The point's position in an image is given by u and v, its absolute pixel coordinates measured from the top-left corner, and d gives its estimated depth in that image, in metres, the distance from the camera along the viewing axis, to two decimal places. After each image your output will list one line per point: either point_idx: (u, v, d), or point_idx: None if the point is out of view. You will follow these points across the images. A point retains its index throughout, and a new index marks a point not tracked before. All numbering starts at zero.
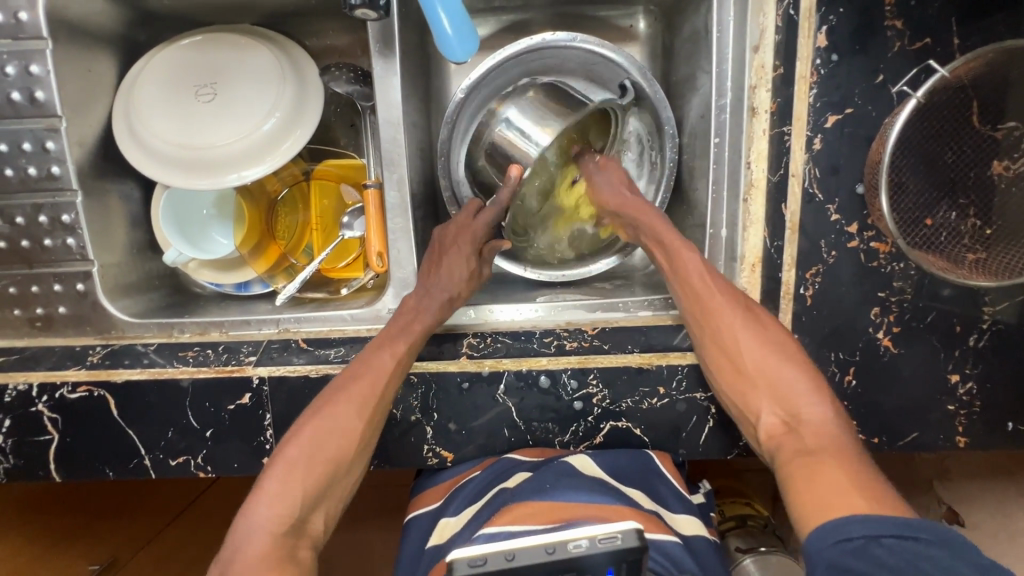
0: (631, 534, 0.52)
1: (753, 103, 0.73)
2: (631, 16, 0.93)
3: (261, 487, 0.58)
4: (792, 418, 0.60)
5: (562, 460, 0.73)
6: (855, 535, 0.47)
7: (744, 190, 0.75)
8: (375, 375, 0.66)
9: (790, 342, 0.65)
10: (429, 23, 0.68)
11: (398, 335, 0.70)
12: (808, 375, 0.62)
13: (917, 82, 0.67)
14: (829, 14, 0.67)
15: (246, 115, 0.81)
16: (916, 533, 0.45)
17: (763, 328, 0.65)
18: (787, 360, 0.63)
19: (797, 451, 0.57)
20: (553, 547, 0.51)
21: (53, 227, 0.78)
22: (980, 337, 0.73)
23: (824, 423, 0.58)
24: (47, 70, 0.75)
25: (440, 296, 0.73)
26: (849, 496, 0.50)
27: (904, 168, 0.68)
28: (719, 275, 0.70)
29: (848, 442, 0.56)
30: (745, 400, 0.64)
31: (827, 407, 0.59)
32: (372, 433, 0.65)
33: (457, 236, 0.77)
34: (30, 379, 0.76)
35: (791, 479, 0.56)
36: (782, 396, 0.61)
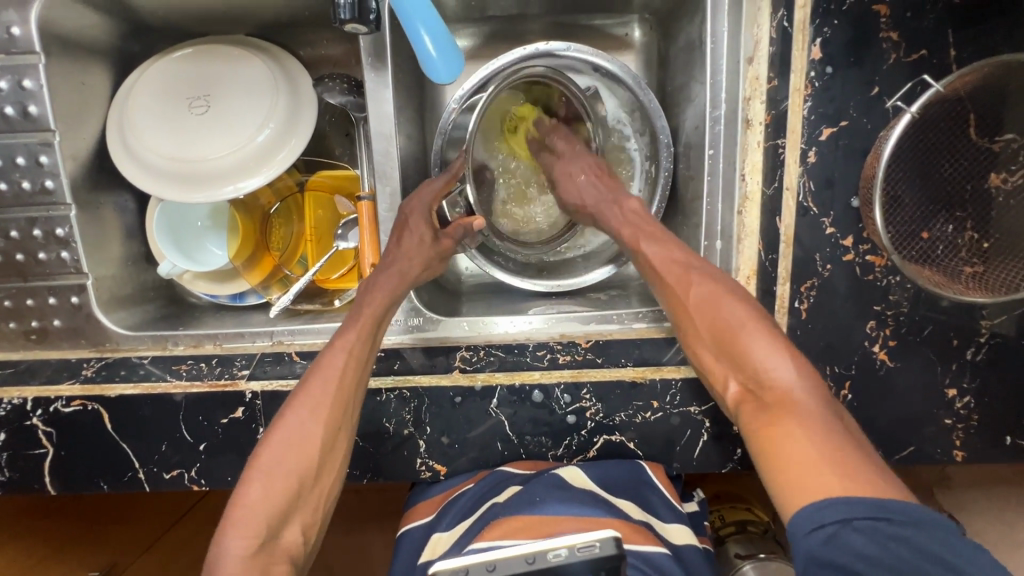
0: (609, 542, 0.52)
1: (747, 115, 0.73)
2: (626, 25, 0.92)
3: (230, 511, 0.57)
4: (755, 381, 0.57)
5: (553, 472, 0.73)
6: (829, 522, 0.46)
7: (738, 202, 0.75)
8: (329, 372, 0.65)
9: (750, 303, 0.61)
10: (412, 47, 0.67)
11: (345, 330, 0.69)
12: (772, 334, 0.58)
13: (913, 95, 0.67)
14: (823, 26, 0.67)
15: (241, 127, 0.81)
16: (889, 514, 0.44)
17: (722, 294, 0.62)
18: (741, 325, 0.59)
19: (762, 417, 0.55)
20: (534, 556, 0.51)
21: (47, 240, 0.78)
22: (977, 351, 0.73)
23: (789, 387, 0.55)
24: (40, 84, 0.75)
25: (387, 276, 0.73)
26: (822, 473, 0.48)
27: (899, 182, 0.67)
28: (674, 258, 0.67)
29: (814, 406, 0.53)
30: (711, 369, 0.62)
31: (788, 365, 0.56)
32: (339, 431, 0.65)
33: (408, 216, 0.75)
34: (24, 393, 0.76)
35: (762, 450, 0.54)
36: (742, 358, 0.58)
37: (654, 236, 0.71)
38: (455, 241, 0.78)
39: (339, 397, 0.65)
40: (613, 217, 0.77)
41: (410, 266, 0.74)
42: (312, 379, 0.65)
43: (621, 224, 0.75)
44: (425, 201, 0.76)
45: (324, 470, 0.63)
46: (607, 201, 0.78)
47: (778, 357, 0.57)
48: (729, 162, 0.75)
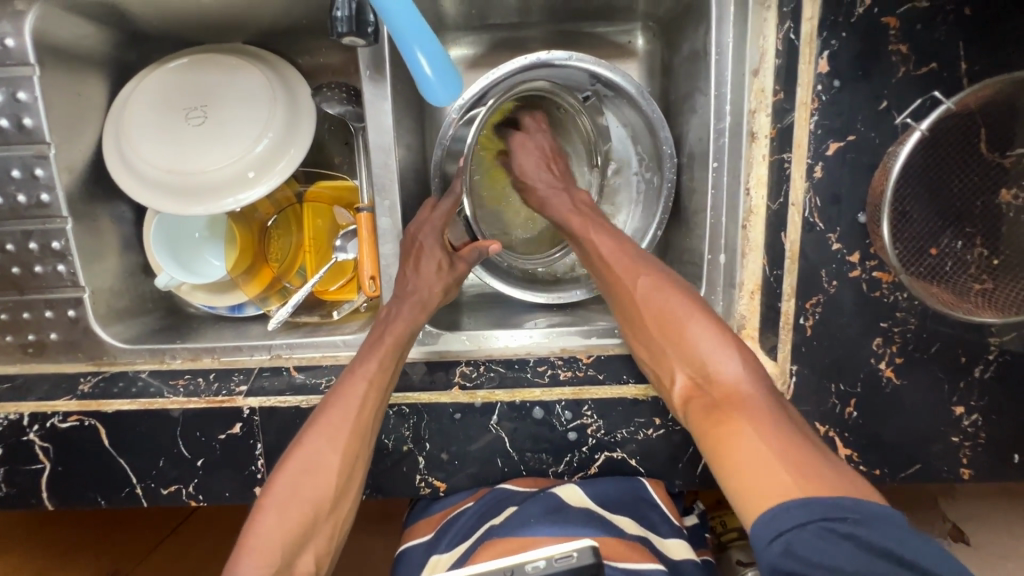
0: (585, 551, 0.54)
1: (753, 128, 0.73)
2: (629, 32, 0.91)
3: (244, 539, 0.57)
4: (704, 377, 0.60)
5: (549, 493, 0.72)
6: (786, 528, 0.46)
7: (743, 215, 0.75)
8: (350, 401, 0.65)
9: (696, 302, 0.65)
10: (407, 67, 0.66)
11: (366, 357, 0.68)
12: (717, 331, 0.62)
13: (922, 111, 0.65)
14: (831, 39, 0.65)
15: (239, 138, 0.80)
16: (844, 514, 0.45)
17: (670, 293, 0.66)
18: (690, 322, 0.63)
19: (710, 412, 0.58)
20: (512, 569, 0.53)
21: (43, 253, 0.77)
22: (985, 368, 0.71)
23: (736, 382, 0.58)
24: (34, 96, 0.74)
25: (408, 304, 0.72)
26: (775, 473, 0.50)
27: (908, 197, 0.66)
28: (629, 253, 0.71)
29: (762, 398, 0.56)
30: (662, 365, 0.65)
31: (735, 361, 0.59)
32: (356, 460, 0.64)
33: (417, 236, 0.76)
34: (21, 409, 0.76)
35: (712, 444, 0.57)
36: (690, 354, 0.62)
37: (604, 229, 0.75)
38: (468, 264, 0.78)
39: (357, 426, 0.64)
40: (556, 204, 0.80)
41: (425, 288, 0.73)
42: (331, 407, 0.65)
43: (565, 214, 0.79)
44: (436, 226, 0.77)
45: (340, 499, 0.62)
46: (556, 187, 0.82)
47: (725, 355, 0.60)
48: (733, 174, 0.74)
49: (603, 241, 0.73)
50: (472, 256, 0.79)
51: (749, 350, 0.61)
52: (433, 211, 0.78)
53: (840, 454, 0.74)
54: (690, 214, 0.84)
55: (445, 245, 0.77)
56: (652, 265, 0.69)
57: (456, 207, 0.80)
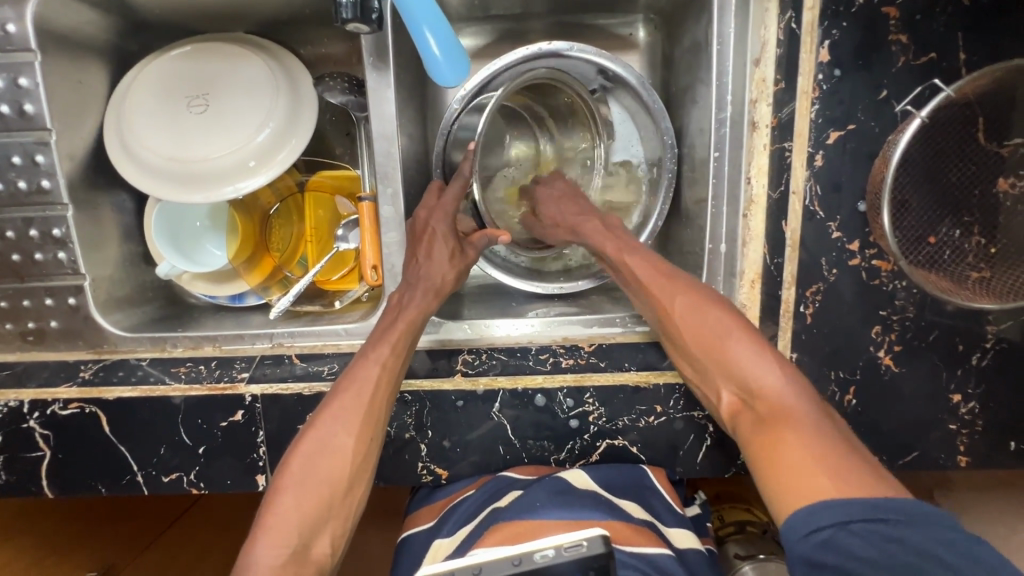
0: (596, 541, 0.53)
1: (754, 117, 0.72)
2: (630, 25, 0.92)
3: (261, 519, 0.58)
4: (745, 392, 0.60)
5: (556, 477, 0.72)
6: (825, 525, 0.46)
7: (743, 206, 0.74)
8: (363, 384, 0.65)
9: (733, 313, 0.64)
10: (417, 49, 0.67)
11: (379, 342, 0.68)
12: (756, 344, 0.60)
13: (922, 99, 0.66)
14: (832, 27, 0.66)
15: (241, 126, 0.80)
16: (883, 514, 0.45)
17: (704, 309, 0.64)
18: (733, 335, 0.62)
19: (755, 426, 0.58)
20: (520, 558, 0.52)
21: (44, 241, 0.77)
22: (982, 356, 0.72)
23: (777, 395, 0.57)
24: (36, 82, 0.73)
25: (420, 290, 0.72)
26: (814, 478, 0.49)
27: (908, 186, 0.66)
28: (662, 265, 0.70)
29: (804, 410, 0.55)
30: (703, 379, 0.65)
31: (776, 373, 0.58)
32: (370, 443, 0.64)
33: (428, 220, 0.76)
34: (21, 396, 0.75)
35: (758, 459, 0.56)
36: (731, 370, 0.61)
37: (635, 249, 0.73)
38: (478, 250, 0.78)
39: (371, 410, 0.64)
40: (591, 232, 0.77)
41: (437, 274, 0.73)
42: (345, 391, 0.65)
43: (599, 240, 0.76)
44: (447, 211, 0.77)
45: (356, 482, 0.62)
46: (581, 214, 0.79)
47: (764, 367, 0.59)
48: (735, 166, 0.74)
49: (635, 260, 0.71)
50: (480, 242, 0.78)
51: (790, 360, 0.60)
52: (439, 196, 0.78)
53: None
54: (690, 205, 0.85)
55: (452, 231, 0.76)
56: (683, 279, 0.68)
57: (459, 197, 0.78)
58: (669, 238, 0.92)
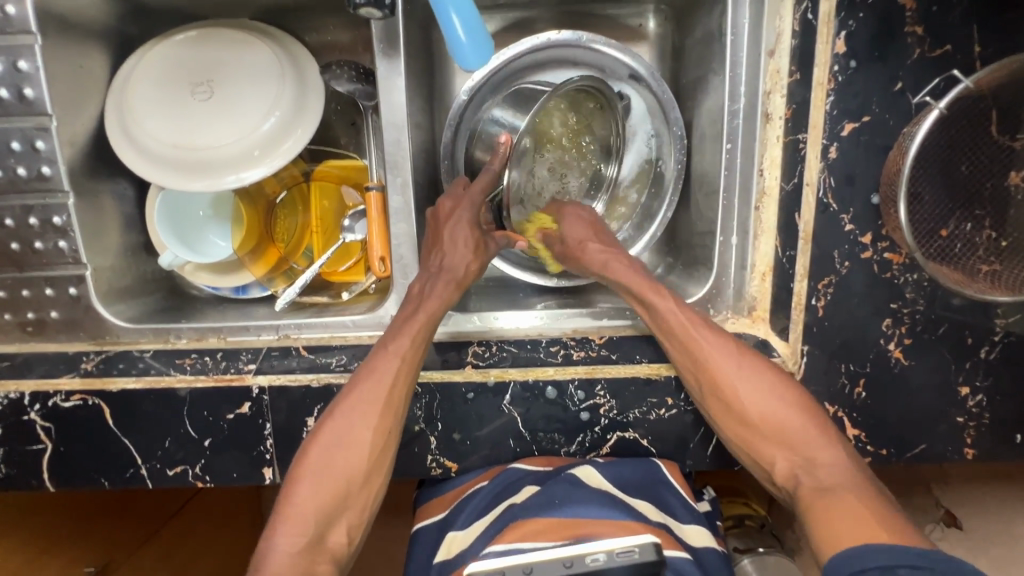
0: (647, 548, 0.52)
1: (767, 108, 0.75)
2: (640, 15, 0.91)
3: (280, 505, 0.58)
4: (805, 462, 0.61)
5: (569, 473, 0.72)
6: (871, 567, 0.48)
7: (756, 197, 0.77)
8: (381, 376, 0.64)
9: (791, 386, 0.66)
10: (441, 30, 0.66)
11: (400, 333, 0.67)
12: (816, 420, 0.63)
13: (938, 92, 0.66)
14: (849, 19, 0.65)
15: (245, 115, 0.78)
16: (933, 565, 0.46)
17: (765, 379, 0.66)
18: (791, 408, 0.64)
19: (813, 492, 0.58)
20: (571, 561, 0.52)
21: (44, 229, 0.75)
22: (990, 350, 0.72)
23: (841, 468, 0.59)
24: (36, 66, 0.72)
25: (442, 281, 0.71)
26: (874, 532, 0.51)
27: (921, 179, 0.66)
28: (708, 322, 0.70)
29: (867, 484, 0.57)
30: (756, 450, 0.64)
31: (839, 453, 0.61)
32: (389, 436, 0.63)
33: (453, 209, 0.74)
34: (22, 388, 0.74)
35: (812, 522, 0.56)
36: (790, 444, 0.62)
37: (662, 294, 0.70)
38: (496, 247, 0.78)
39: (390, 401, 0.64)
40: (620, 272, 0.73)
41: (461, 266, 0.72)
42: (363, 382, 0.64)
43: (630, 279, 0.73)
44: (474, 202, 0.76)
45: (373, 474, 0.62)
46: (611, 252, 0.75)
47: (823, 442, 0.62)
48: (747, 157, 0.77)
49: (670, 308, 0.69)
50: (500, 241, 0.79)
51: (845, 439, 0.63)
52: (466, 187, 0.77)
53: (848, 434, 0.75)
54: (700, 197, 0.85)
55: (476, 224, 0.75)
56: (738, 345, 0.68)
57: (489, 188, 0.78)
58: (678, 231, 0.92)
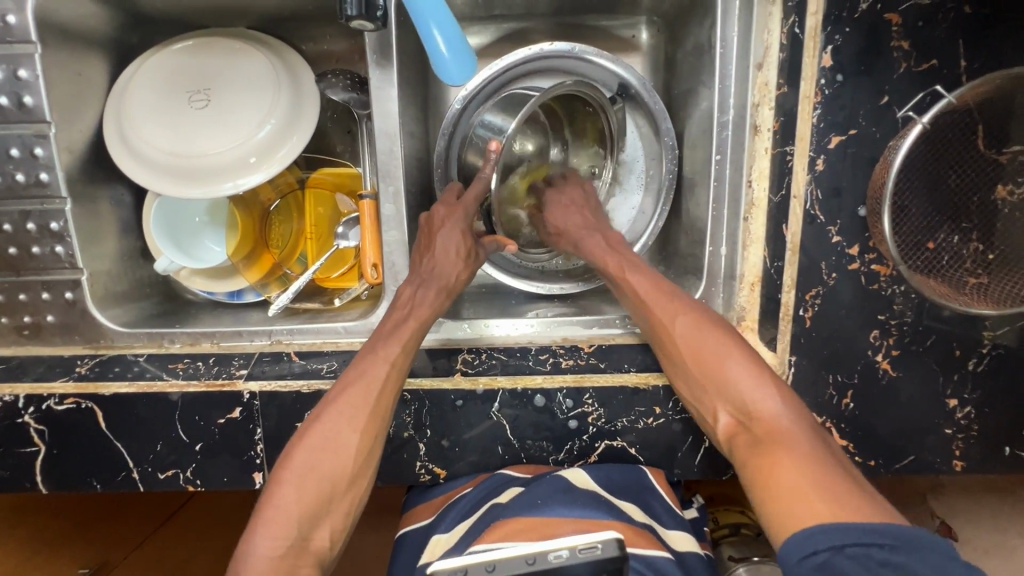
0: (611, 544, 0.53)
1: (755, 120, 0.76)
2: (633, 26, 0.92)
3: (261, 507, 0.58)
4: (743, 413, 0.60)
5: (556, 476, 0.72)
6: (821, 548, 0.46)
7: (745, 208, 0.79)
8: (371, 381, 0.65)
9: (738, 339, 0.65)
10: (423, 45, 0.67)
11: (389, 339, 0.68)
12: (754, 366, 0.61)
13: (922, 106, 0.66)
14: (833, 35, 0.65)
15: (241, 122, 0.79)
16: (880, 539, 0.45)
17: (707, 327, 0.66)
18: (732, 356, 0.63)
19: (750, 447, 0.58)
20: (535, 556, 0.52)
21: (41, 234, 0.76)
22: (979, 362, 0.72)
23: (775, 417, 0.58)
24: (35, 74, 0.73)
25: (434, 288, 0.72)
26: (812, 505, 0.49)
27: (907, 191, 0.66)
28: (663, 283, 0.72)
29: (800, 435, 0.56)
30: (702, 400, 0.65)
31: (777, 400, 0.59)
32: (374, 439, 0.64)
33: (447, 217, 0.75)
34: (16, 391, 0.74)
35: (754, 480, 0.56)
36: (729, 391, 0.62)
37: (637, 269, 0.75)
38: (485, 253, 0.80)
39: (377, 406, 0.64)
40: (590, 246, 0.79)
41: (451, 273, 0.73)
42: (350, 387, 0.65)
43: (602, 254, 0.78)
44: (468, 209, 0.77)
45: (358, 476, 0.62)
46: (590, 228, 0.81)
47: (761, 389, 0.60)
48: (736, 167, 0.78)
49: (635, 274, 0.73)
50: (489, 247, 0.80)
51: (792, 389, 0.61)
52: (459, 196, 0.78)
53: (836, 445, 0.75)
54: (691, 207, 0.86)
55: (468, 231, 0.76)
56: (685, 300, 0.69)
57: (480, 197, 0.78)
58: (669, 240, 0.93)
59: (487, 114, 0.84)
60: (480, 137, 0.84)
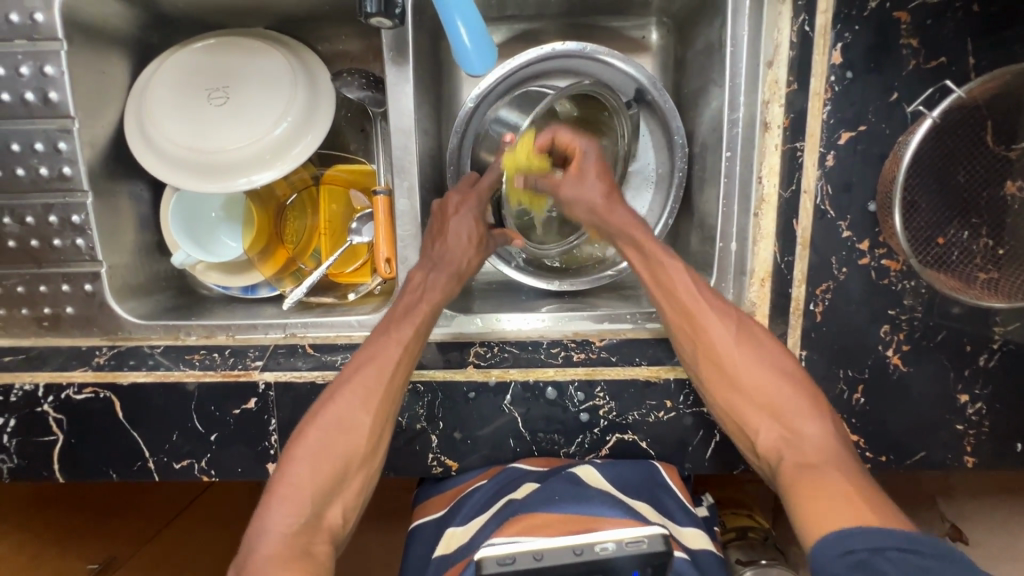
0: (656, 539, 0.57)
1: (766, 119, 0.75)
2: (643, 28, 0.94)
3: (274, 485, 0.59)
4: (791, 435, 0.62)
5: (569, 471, 0.73)
6: (859, 548, 0.49)
7: (754, 205, 0.78)
8: (384, 362, 0.66)
9: (787, 360, 0.66)
10: (447, 37, 0.68)
11: (401, 321, 0.69)
12: (803, 393, 0.64)
13: (932, 102, 0.67)
14: (845, 31, 0.67)
15: (257, 119, 0.81)
16: (916, 546, 0.48)
17: (758, 347, 0.66)
18: (783, 379, 0.64)
19: (796, 468, 0.59)
20: (581, 548, 0.56)
21: (63, 227, 0.78)
22: (989, 357, 0.72)
23: (823, 443, 0.60)
24: (61, 71, 0.75)
25: (444, 273, 0.74)
26: (856, 510, 0.53)
27: (917, 187, 0.67)
28: (709, 291, 0.70)
29: (848, 461, 0.59)
30: (742, 416, 0.65)
31: (824, 428, 0.62)
32: (386, 418, 0.65)
33: (461, 203, 0.78)
34: (36, 379, 0.76)
35: (796, 497, 0.57)
36: (779, 412, 0.63)
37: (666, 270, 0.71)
38: (495, 244, 0.84)
39: (389, 388, 0.65)
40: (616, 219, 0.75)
41: (462, 258, 0.76)
42: (364, 369, 0.66)
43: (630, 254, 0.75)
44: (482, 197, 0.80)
45: (370, 456, 0.64)
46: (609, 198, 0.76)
47: (809, 416, 0.62)
48: (747, 165, 0.77)
49: (676, 270, 0.70)
50: (499, 240, 0.84)
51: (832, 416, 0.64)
52: (475, 183, 0.81)
53: (847, 440, 0.75)
54: (701, 205, 0.87)
55: (481, 219, 0.79)
56: (735, 315, 0.68)
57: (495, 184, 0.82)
58: (679, 238, 0.94)
59: (502, 110, 0.86)
60: (495, 133, 0.87)
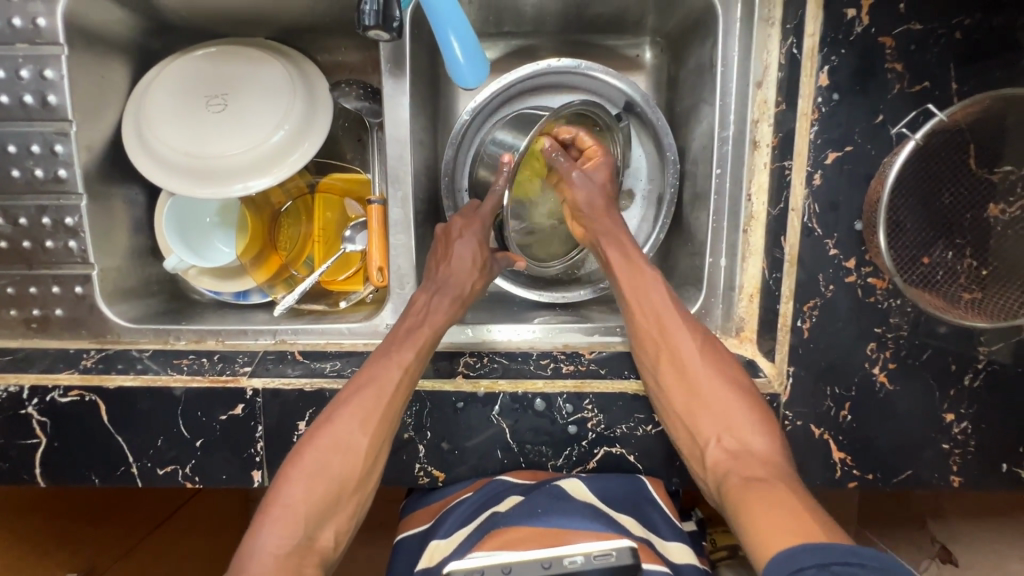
0: (625, 553, 0.57)
1: (755, 136, 0.78)
2: (638, 46, 0.95)
3: (269, 504, 0.59)
4: (739, 448, 0.64)
5: (554, 484, 0.73)
6: (806, 565, 0.46)
7: (744, 221, 0.81)
8: (384, 384, 0.66)
9: (741, 376, 0.70)
10: (440, 50, 0.69)
11: (403, 347, 0.69)
12: (754, 409, 0.66)
13: (916, 124, 0.69)
14: (831, 54, 0.68)
15: (256, 127, 0.82)
16: (862, 559, 0.44)
17: (710, 361, 0.70)
18: (734, 392, 0.68)
19: (741, 477, 0.60)
20: (550, 561, 0.56)
21: (56, 229, 0.78)
22: (974, 377, 0.73)
23: (768, 457, 0.62)
24: (60, 75, 0.75)
25: (448, 298, 0.75)
26: (808, 525, 0.51)
27: (902, 209, 0.68)
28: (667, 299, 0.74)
29: (789, 473, 0.60)
30: (695, 427, 0.67)
31: (770, 441, 0.64)
32: (383, 443, 0.65)
33: (464, 228, 0.78)
34: (21, 381, 0.74)
35: (744, 502, 0.57)
36: (731, 425, 0.66)
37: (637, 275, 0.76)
38: (498, 268, 0.82)
39: (388, 410, 0.65)
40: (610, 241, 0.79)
41: (466, 283, 0.76)
42: (365, 390, 0.66)
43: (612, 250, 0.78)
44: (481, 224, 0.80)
45: (364, 482, 0.63)
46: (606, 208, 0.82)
47: (758, 431, 0.65)
48: (737, 182, 0.81)
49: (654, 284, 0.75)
50: (500, 262, 0.82)
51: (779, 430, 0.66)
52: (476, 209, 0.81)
53: (834, 457, 0.76)
54: (691, 220, 0.88)
55: (484, 243, 0.79)
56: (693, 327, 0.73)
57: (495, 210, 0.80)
58: (670, 253, 0.95)
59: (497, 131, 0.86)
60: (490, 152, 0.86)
